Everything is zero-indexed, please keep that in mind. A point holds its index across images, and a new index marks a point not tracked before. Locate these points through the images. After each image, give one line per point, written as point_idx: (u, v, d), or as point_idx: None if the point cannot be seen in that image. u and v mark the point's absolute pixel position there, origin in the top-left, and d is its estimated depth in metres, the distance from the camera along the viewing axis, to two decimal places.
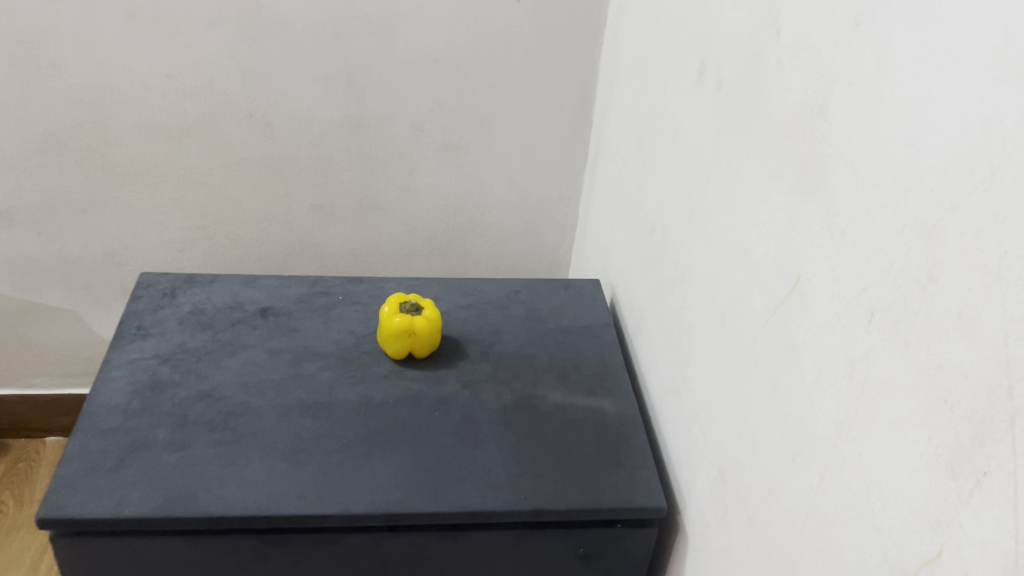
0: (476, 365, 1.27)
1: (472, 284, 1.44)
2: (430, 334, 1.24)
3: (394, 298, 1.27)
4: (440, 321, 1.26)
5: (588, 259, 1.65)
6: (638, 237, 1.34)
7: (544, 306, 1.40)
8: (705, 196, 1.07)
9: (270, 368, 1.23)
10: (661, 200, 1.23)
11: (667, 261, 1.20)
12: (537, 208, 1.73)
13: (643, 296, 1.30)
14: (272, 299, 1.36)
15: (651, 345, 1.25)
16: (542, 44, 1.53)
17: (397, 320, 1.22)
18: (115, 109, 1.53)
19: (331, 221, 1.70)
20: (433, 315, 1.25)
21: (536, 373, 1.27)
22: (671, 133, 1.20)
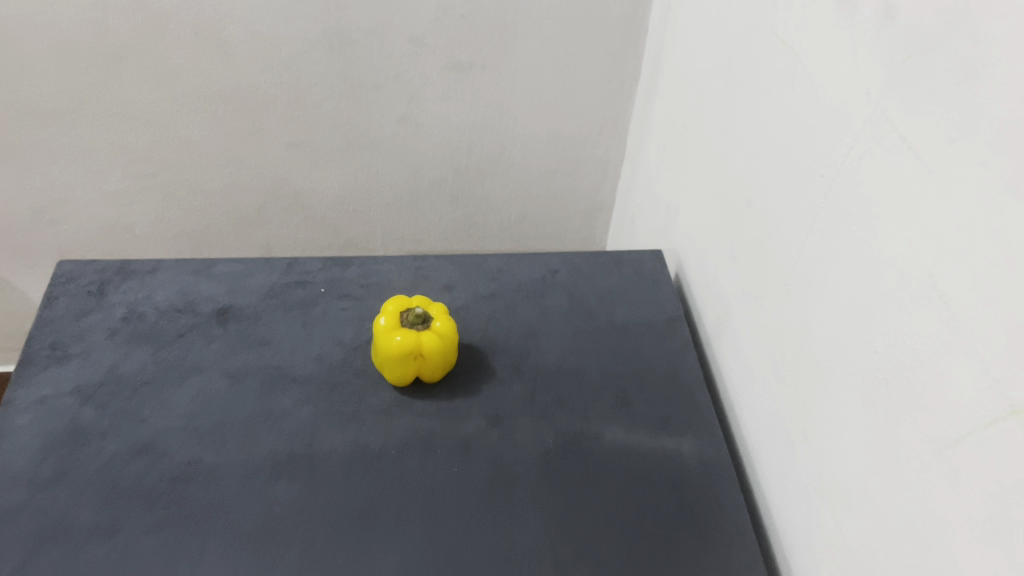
0: (505, 388, 0.95)
1: (495, 262, 1.10)
2: (443, 354, 0.92)
3: (390, 306, 0.94)
4: (456, 334, 0.93)
5: (641, 209, 1.29)
6: (721, 206, 0.98)
7: (591, 292, 1.06)
8: (847, 179, 0.71)
9: (229, 404, 0.92)
10: (762, 165, 0.87)
11: (771, 252, 0.86)
12: (573, 140, 1.36)
13: (732, 290, 0.96)
14: (233, 294, 1.03)
15: (745, 363, 0.92)
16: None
17: (398, 340, 0.90)
18: (16, 29, 1.13)
19: (312, 162, 1.34)
20: (444, 328, 0.92)
21: (587, 399, 0.94)
22: (778, 69, 0.82)
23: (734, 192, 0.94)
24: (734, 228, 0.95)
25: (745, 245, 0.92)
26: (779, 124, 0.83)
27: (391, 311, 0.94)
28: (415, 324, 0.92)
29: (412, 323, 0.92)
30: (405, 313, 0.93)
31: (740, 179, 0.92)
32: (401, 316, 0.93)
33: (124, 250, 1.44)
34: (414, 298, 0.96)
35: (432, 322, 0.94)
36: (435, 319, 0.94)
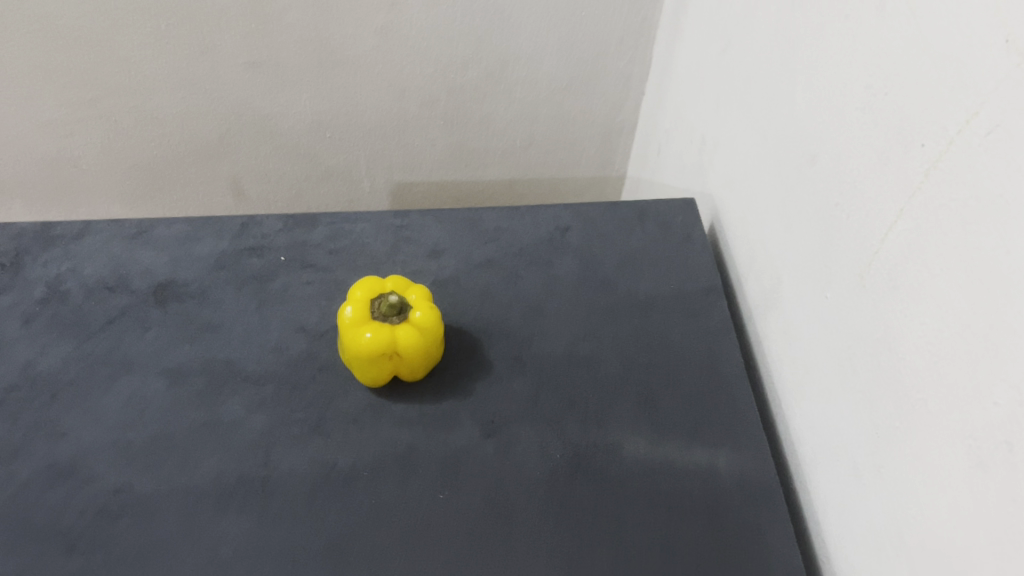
0: (503, 387, 0.78)
1: (493, 219, 0.91)
2: (424, 351, 0.74)
3: (358, 292, 0.76)
4: (440, 324, 0.76)
5: (670, 138, 1.08)
6: (772, 157, 0.78)
7: (609, 257, 0.87)
8: (970, 153, 0.50)
9: (168, 412, 0.75)
10: (836, 120, 0.66)
11: (842, 237, 0.66)
12: (590, 54, 1.13)
13: (786, 267, 0.76)
14: (174, 266, 0.86)
15: (802, 362, 0.74)
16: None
17: (366, 338, 0.73)
18: None
19: (279, 84, 1.13)
20: (424, 319, 0.75)
21: (603, 399, 0.77)
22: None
23: (794, 145, 0.73)
24: (792, 189, 0.74)
25: (807, 215, 0.72)
26: (863, 74, 0.61)
27: (360, 298, 0.76)
28: (389, 316, 0.75)
29: (385, 315, 0.75)
30: (376, 301, 0.76)
31: (803, 132, 0.71)
32: (372, 304, 0.76)
33: (71, 188, 1.24)
34: (388, 279, 0.78)
35: (410, 310, 0.76)
36: (414, 307, 0.76)
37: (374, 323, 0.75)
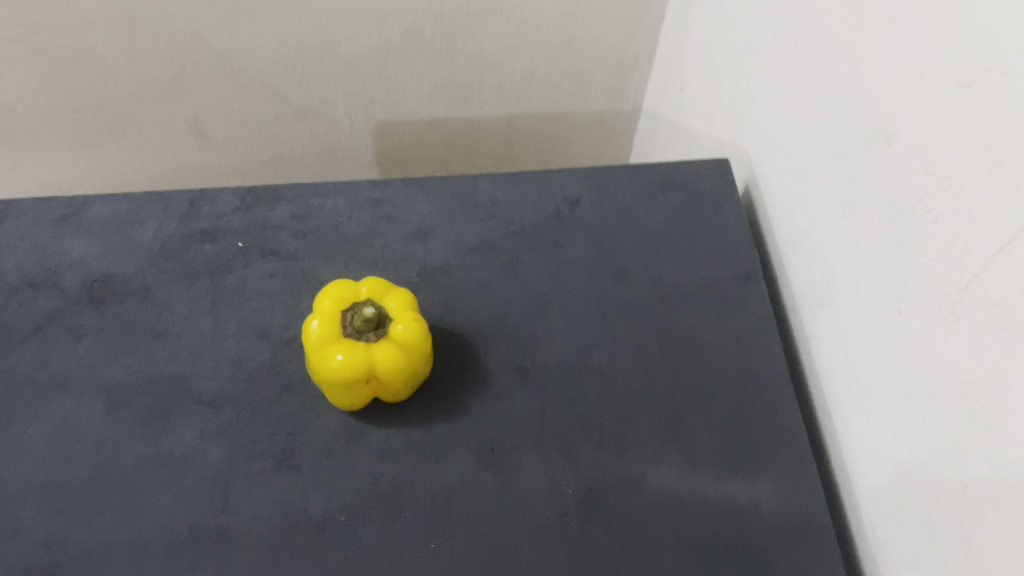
0: (503, 405, 0.66)
1: (488, 190, 0.77)
2: (408, 371, 0.62)
3: (326, 302, 0.64)
4: (427, 337, 0.63)
5: (694, 76, 0.91)
6: (829, 124, 0.63)
7: (627, 236, 0.74)
8: None
9: (107, 445, 0.64)
10: (928, 79, 0.51)
11: (929, 232, 0.52)
12: None
13: (846, 256, 0.63)
14: (111, 257, 0.72)
15: (863, 374, 0.61)
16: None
17: (336, 360, 0.60)
18: None
19: (236, 15, 0.94)
20: (406, 332, 0.62)
21: (621, 419, 0.65)
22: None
23: (862, 107, 0.58)
24: (858, 161, 0.60)
25: (878, 199, 0.58)
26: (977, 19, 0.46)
27: (329, 309, 0.63)
28: (363, 330, 0.62)
29: (359, 329, 0.62)
30: (348, 312, 0.63)
31: (878, 88, 0.56)
32: (344, 316, 0.63)
33: (8, 136, 1.08)
34: (364, 283, 0.65)
35: (389, 322, 0.63)
36: (394, 318, 0.63)
37: (347, 340, 0.62)
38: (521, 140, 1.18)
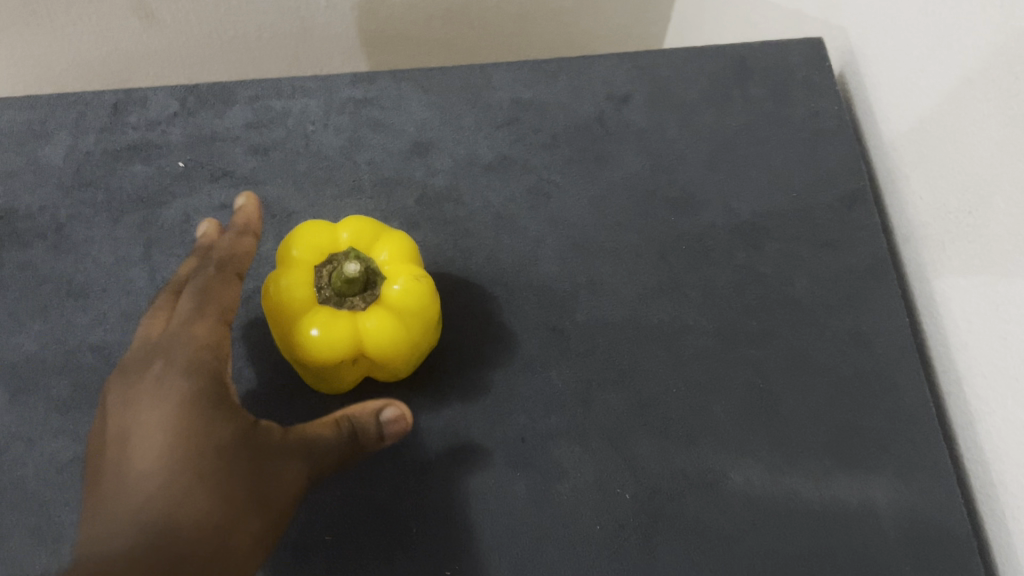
0: (537, 379, 0.50)
1: (507, 86, 0.59)
2: (407, 350, 0.46)
3: (293, 252, 0.46)
4: (433, 300, 0.46)
5: None
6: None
7: (689, 148, 0.56)
8: None
9: (12, 445, 0.48)
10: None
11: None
12: None
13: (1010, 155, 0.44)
14: (8, 187, 0.54)
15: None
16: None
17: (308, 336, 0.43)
18: None
19: None
20: (405, 299, 0.45)
21: (691, 397, 0.49)
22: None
23: None
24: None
25: None
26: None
27: (298, 262, 0.46)
28: (346, 294, 0.45)
29: (339, 293, 0.45)
30: (325, 269, 0.46)
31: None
32: (317, 272, 0.46)
33: None
34: (344, 225, 0.47)
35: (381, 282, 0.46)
36: (387, 277, 0.46)
37: (322, 307, 0.45)
38: (536, 12, 0.97)
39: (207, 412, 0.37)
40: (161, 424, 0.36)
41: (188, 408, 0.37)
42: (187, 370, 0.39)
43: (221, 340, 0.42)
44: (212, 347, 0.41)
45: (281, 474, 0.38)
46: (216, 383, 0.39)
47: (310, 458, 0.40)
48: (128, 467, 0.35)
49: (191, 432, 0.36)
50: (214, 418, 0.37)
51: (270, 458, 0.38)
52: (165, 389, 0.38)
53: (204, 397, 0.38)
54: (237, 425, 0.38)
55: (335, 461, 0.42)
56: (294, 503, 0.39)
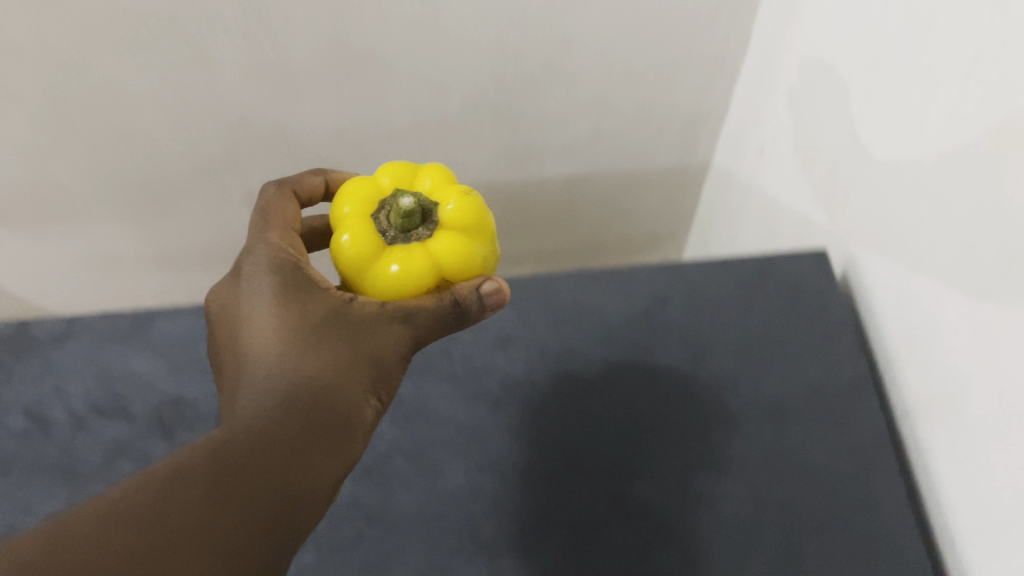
0: (600, 536, 0.62)
1: (568, 290, 0.75)
2: (475, 262, 0.58)
3: (348, 210, 0.59)
4: (480, 210, 0.59)
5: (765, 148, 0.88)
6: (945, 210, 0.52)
7: (719, 342, 0.70)
8: None
9: None
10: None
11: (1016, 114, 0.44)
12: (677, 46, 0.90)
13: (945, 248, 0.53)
14: (179, 380, 0.69)
15: (951, 308, 0.53)
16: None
17: (393, 272, 0.56)
18: None
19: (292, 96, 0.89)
20: (458, 214, 0.58)
21: (731, 551, 0.60)
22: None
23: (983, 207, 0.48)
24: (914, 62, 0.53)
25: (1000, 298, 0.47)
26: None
27: (354, 215, 0.58)
28: (411, 229, 0.57)
29: (402, 230, 0.57)
30: (382, 213, 0.58)
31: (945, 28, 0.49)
32: (373, 220, 0.58)
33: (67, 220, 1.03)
34: (382, 175, 0.61)
35: (434, 209, 0.59)
36: (438, 202, 0.59)
37: (395, 245, 0.57)
38: (585, 199, 1.15)
39: (296, 298, 0.51)
40: (262, 316, 0.50)
41: (287, 296, 0.50)
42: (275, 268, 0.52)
43: (297, 243, 0.55)
44: (289, 245, 0.54)
45: (382, 339, 0.52)
46: (301, 277, 0.52)
47: (409, 324, 0.54)
48: (250, 341, 0.50)
49: (291, 316, 0.50)
50: (304, 302, 0.51)
51: (366, 330, 0.52)
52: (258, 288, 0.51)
53: (290, 286, 0.51)
54: (334, 302, 0.52)
55: (435, 318, 0.55)
56: (396, 359, 0.53)
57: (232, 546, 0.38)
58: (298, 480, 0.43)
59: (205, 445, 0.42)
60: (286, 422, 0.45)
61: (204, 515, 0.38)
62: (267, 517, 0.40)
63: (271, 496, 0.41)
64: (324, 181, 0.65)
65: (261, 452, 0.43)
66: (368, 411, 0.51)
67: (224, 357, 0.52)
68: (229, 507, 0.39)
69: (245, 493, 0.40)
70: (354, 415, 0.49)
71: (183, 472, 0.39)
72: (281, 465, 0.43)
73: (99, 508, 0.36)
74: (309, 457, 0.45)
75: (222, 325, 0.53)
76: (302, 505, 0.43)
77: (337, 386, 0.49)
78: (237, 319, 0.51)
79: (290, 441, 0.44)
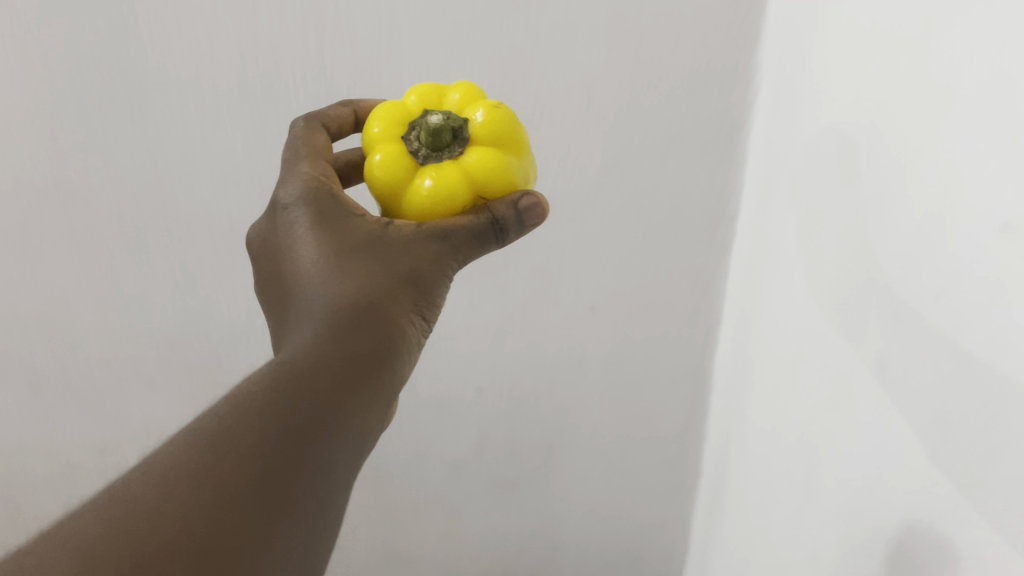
0: None
1: None
2: (509, 175, 0.62)
3: (377, 130, 0.65)
4: (511, 123, 0.64)
5: None
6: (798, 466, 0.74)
7: None
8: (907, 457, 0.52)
9: None
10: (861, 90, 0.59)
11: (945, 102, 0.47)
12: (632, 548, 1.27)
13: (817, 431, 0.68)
14: None
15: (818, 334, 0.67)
16: (634, 326, 1.03)
17: (426, 187, 0.61)
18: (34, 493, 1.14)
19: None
20: (488, 128, 0.63)
21: None
22: (864, 75, 0.59)
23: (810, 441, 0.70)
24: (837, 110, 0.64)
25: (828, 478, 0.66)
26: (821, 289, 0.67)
27: (382, 134, 0.65)
28: (441, 146, 0.63)
29: (432, 147, 0.63)
30: (412, 131, 0.64)
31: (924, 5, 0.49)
32: (403, 141, 0.64)
33: None
34: (410, 94, 0.67)
35: (467, 124, 0.63)
36: (470, 114, 0.64)
37: (427, 164, 0.63)
38: None
39: (334, 229, 0.55)
40: (307, 245, 0.54)
41: (320, 227, 0.55)
42: (306, 189, 0.57)
43: (327, 170, 0.60)
44: (322, 174, 0.59)
45: (419, 250, 0.57)
46: (329, 197, 0.57)
47: (444, 235, 0.58)
48: (297, 265, 0.54)
49: (330, 240, 0.54)
50: (340, 229, 0.55)
51: (396, 242, 0.56)
52: (290, 217, 0.56)
53: (329, 216, 0.56)
54: (371, 227, 0.56)
55: (467, 221, 0.59)
56: (433, 254, 0.57)
57: (293, 477, 0.42)
58: (352, 409, 0.47)
59: (262, 377, 0.46)
60: (328, 350, 0.48)
61: (267, 448, 0.42)
62: (317, 438, 0.44)
63: (327, 429, 0.45)
64: (352, 111, 0.70)
65: (315, 375, 0.46)
66: (410, 331, 0.54)
67: (277, 287, 0.56)
68: (291, 437, 0.43)
69: (303, 424, 0.44)
70: (400, 327, 0.53)
71: (247, 411, 0.44)
72: (330, 389, 0.46)
73: (177, 454, 0.42)
74: (356, 380, 0.48)
75: (273, 259, 0.57)
76: (354, 444, 0.47)
77: (378, 302, 0.52)
78: (285, 252, 0.55)
79: (334, 372, 0.47)
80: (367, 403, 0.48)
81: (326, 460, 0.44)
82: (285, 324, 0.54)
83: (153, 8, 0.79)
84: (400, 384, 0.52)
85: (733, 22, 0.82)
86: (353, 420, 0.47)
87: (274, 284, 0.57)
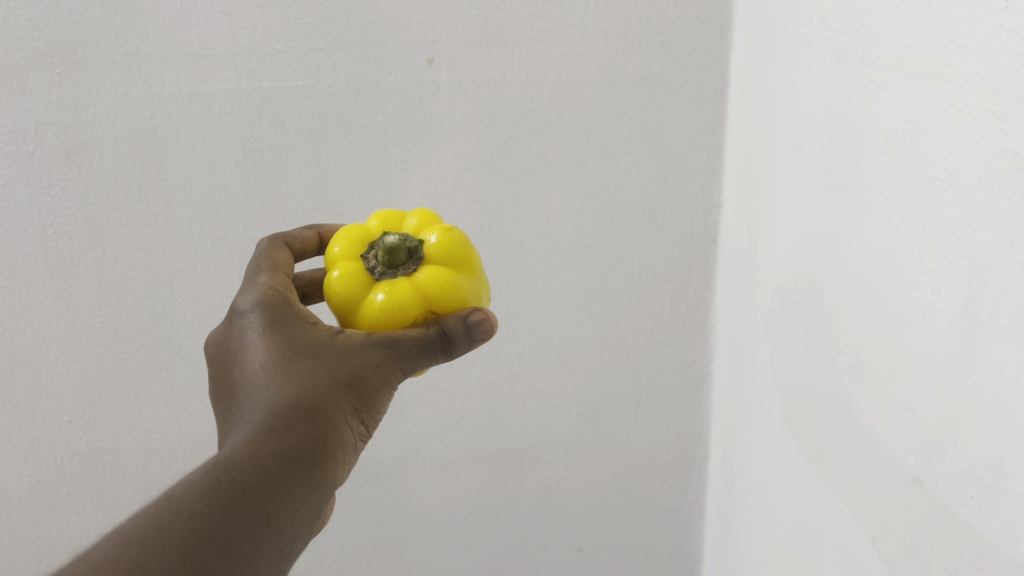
0: None
1: None
2: (461, 291, 0.66)
3: (338, 249, 0.69)
4: (462, 245, 0.69)
5: None
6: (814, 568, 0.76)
7: None
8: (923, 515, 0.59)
9: None
10: (839, 310, 0.70)
11: (928, 206, 0.56)
12: None
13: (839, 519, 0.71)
14: None
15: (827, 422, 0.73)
16: (621, 570, 1.09)
17: (379, 301, 0.64)
18: None
19: None
20: (442, 249, 0.68)
21: None
22: (849, 183, 0.67)
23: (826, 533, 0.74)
24: (824, 215, 0.72)
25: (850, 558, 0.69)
26: (820, 513, 0.74)
27: (343, 252, 0.69)
28: (397, 266, 0.67)
29: (388, 265, 0.67)
30: (371, 252, 0.68)
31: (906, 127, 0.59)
32: (362, 260, 0.68)
33: None
34: (371, 219, 0.72)
35: (422, 246, 0.69)
36: (426, 237, 0.69)
37: (382, 279, 0.67)
38: None
39: (285, 331, 0.57)
40: (256, 347, 0.56)
41: (268, 334, 0.57)
42: (260, 298, 0.59)
43: (286, 283, 0.62)
44: (281, 284, 0.61)
45: (365, 358, 0.58)
46: (285, 305, 0.59)
47: (393, 342, 0.60)
48: (244, 371, 0.56)
49: (277, 346, 0.56)
50: (289, 334, 0.57)
51: (343, 348, 0.58)
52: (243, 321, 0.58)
53: (282, 319, 0.58)
54: (320, 334, 0.58)
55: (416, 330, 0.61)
56: (377, 359, 0.59)
57: None
58: (278, 515, 0.50)
59: (198, 479, 0.49)
60: (264, 457, 0.51)
61: (193, 550, 0.45)
62: (245, 546, 0.48)
63: (253, 533, 0.48)
64: (317, 234, 0.75)
65: (245, 481, 0.49)
66: (346, 437, 0.56)
67: (223, 380, 0.58)
68: (219, 542, 0.47)
69: (228, 528, 0.47)
70: (338, 434, 0.56)
71: (181, 510, 0.47)
72: (259, 495, 0.50)
73: (111, 550, 0.44)
74: (285, 486, 0.51)
75: (222, 357, 0.59)
76: (278, 548, 0.50)
77: (317, 410, 0.55)
78: (236, 352, 0.58)
79: (266, 479, 0.50)
80: (292, 508, 0.51)
81: (249, 565, 0.48)
82: (226, 419, 0.56)
83: (192, 294, 0.93)
84: (331, 487, 0.55)
85: (683, 292, 0.98)
86: (283, 520, 0.50)
87: (220, 379, 0.59)
